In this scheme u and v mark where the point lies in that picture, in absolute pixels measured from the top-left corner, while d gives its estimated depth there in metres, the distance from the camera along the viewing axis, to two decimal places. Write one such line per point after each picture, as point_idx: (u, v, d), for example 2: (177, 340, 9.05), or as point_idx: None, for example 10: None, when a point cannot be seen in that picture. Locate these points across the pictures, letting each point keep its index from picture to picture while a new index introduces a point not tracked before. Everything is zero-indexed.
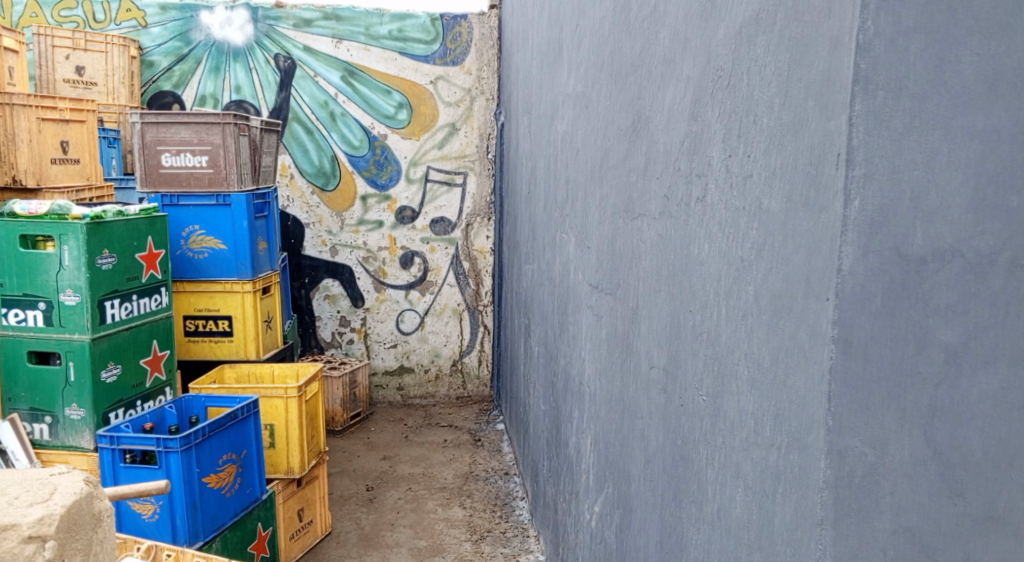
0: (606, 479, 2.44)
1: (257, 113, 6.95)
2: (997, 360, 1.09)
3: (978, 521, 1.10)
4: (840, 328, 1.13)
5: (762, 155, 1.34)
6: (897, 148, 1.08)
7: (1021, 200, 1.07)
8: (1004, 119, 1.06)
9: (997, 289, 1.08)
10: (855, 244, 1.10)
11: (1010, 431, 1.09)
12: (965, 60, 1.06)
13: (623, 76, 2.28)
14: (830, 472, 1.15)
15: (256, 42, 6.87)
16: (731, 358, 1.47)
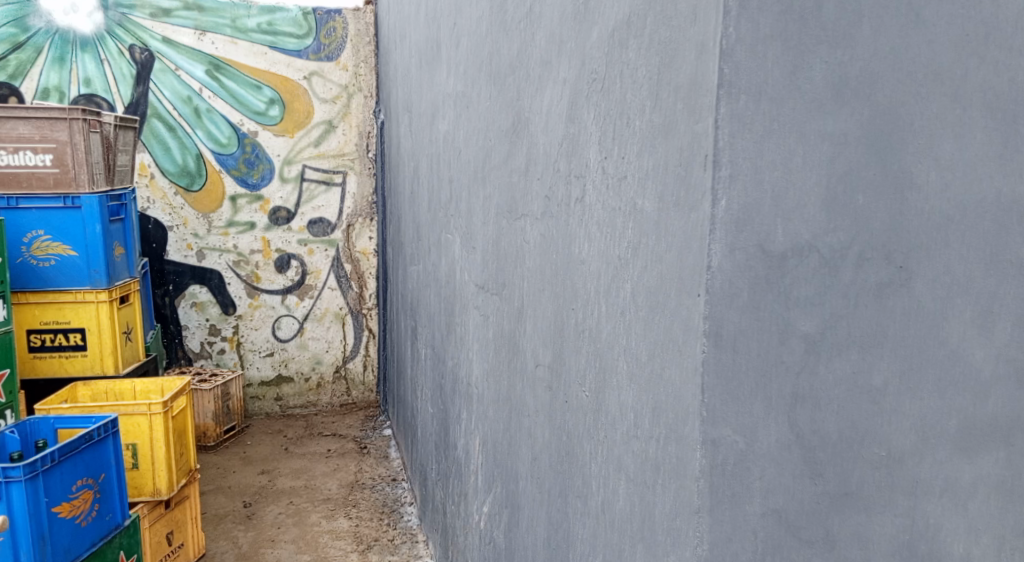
0: (494, 479, 2.45)
1: (110, 109, 6.52)
2: (848, 349, 1.21)
3: (835, 498, 1.24)
4: (711, 322, 1.16)
5: (635, 156, 1.37)
6: (759, 149, 1.13)
7: (862, 201, 1.19)
8: (849, 125, 1.16)
9: (847, 283, 1.20)
10: (723, 241, 1.14)
11: (859, 412, 1.23)
12: (815, 67, 1.13)
13: (502, 77, 2.29)
14: (704, 461, 1.18)
15: (107, 32, 6.43)
16: (611, 354, 1.49)
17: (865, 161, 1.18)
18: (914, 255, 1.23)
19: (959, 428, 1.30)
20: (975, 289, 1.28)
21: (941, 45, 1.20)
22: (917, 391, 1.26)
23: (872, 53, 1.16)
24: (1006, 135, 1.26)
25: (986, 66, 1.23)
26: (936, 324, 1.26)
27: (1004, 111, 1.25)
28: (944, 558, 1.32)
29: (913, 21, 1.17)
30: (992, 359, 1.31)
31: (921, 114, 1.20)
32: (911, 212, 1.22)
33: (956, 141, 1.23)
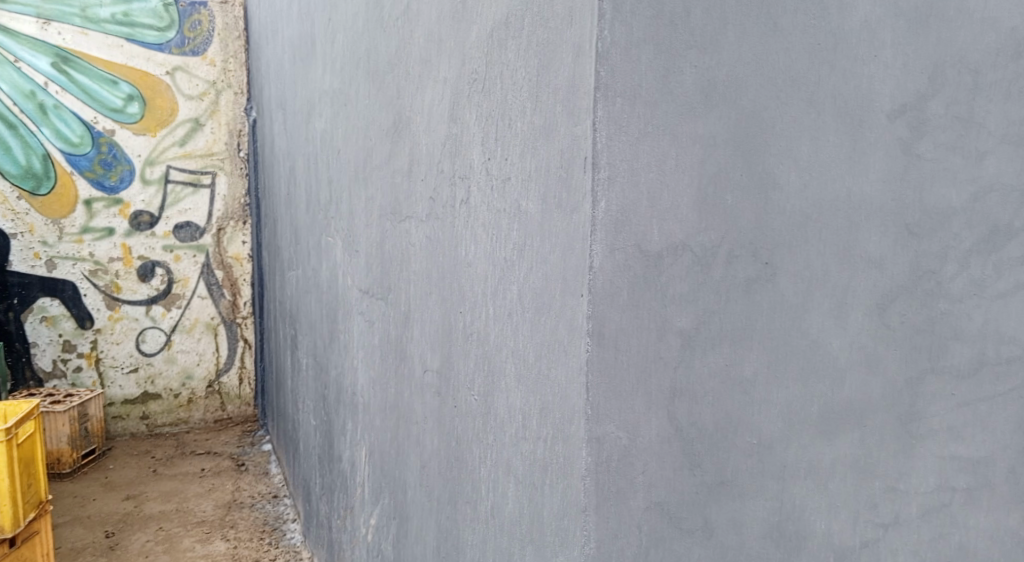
0: (382, 491, 2.38)
1: None
2: (721, 343, 1.25)
3: (712, 486, 1.28)
4: (594, 322, 1.15)
5: (519, 157, 1.35)
6: (635, 151, 1.13)
7: (730, 201, 1.22)
8: (717, 127, 1.19)
9: (718, 280, 1.23)
10: (603, 242, 1.13)
11: (732, 402, 1.28)
12: (685, 71, 1.15)
13: (381, 75, 2.23)
14: (590, 459, 1.17)
15: None
16: (500, 357, 1.46)
17: (733, 162, 1.21)
18: (779, 251, 1.28)
19: (819, 413, 1.37)
20: (831, 281, 1.34)
21: (797, 53, 1.24)
22: (782, 380, 1.32)
23: (736, 59, 1.19)
24: (854, 138, 1.32)
25: (836, 74, 1.29)
26: (800, 317, 1.32)
27: (852, 117, 1.31)
28: (808, 538, 1.40)
29: (772, 30, 1.21)
30: (848, 347, 1.38)
31: (782, 118, 1.25)
32: (775, 211, 1.27)
33: (813, 144, 1.28)
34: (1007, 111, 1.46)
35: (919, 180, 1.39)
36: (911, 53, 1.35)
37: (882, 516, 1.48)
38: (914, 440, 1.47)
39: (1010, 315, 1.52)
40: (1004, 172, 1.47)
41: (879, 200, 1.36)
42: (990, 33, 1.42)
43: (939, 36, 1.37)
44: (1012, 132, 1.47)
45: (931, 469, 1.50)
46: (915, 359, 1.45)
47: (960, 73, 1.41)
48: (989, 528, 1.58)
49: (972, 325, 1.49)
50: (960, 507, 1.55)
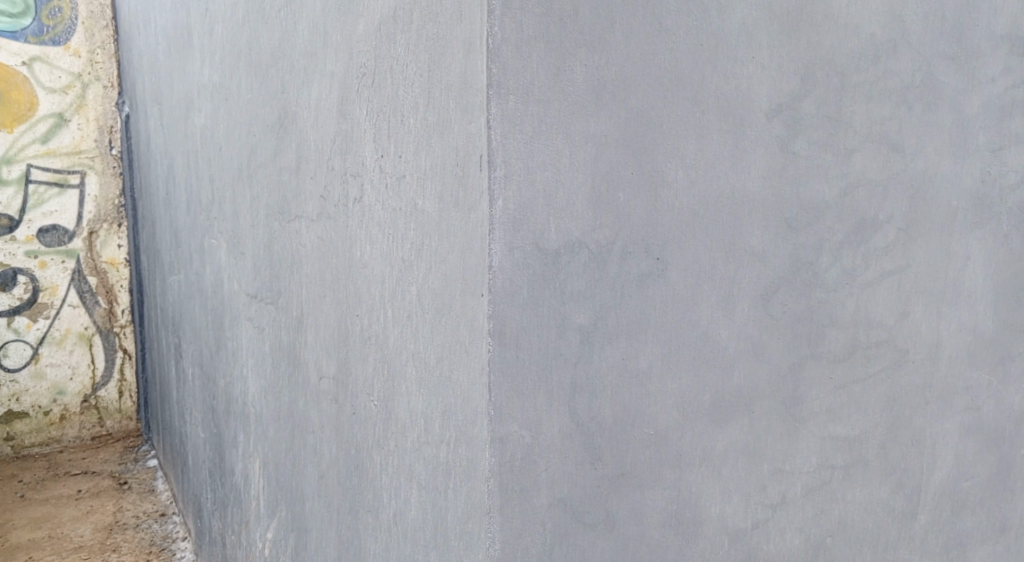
0: (278, 503, 2.29)
1: None
2: (618, 338, 1.26)
3: (613, 478, 1.29)
4: (495, 322, 1.13)
5: (414, 155, 1.31)
6: (530, 150, 1.12)
7: (623, 198, 1.24)
8: (608, 126, 1.20)
9: (614, 276, 1.24)
10: (501, 241, 1.11)
11: (630, 396, 1.30)
12: (575, 70, 1.14)
13: (264, 69, 2.14)
14: (494, 460, 1.14)
15: None
16: (399, 360, 1.42)
17: (624, 160, 1.23)
18: (670, 247, 1.31)
19: (711, 403, 1.41)
20: (719, 275, 1.38)
21: (681, 54, 1.26)
22: (676, 371, 1.35)
23: (625, 58, 1.19)
24: (737, 136, 1.36)
25: (718, 74, 1.32)
26: (690, 310, 1.35)
27: (735, 115, 1.35)
28: (704, 523, 1.44)
29: (658, 29, 1.23)
30: (735, 337, 1.42)
31: (668, 117, 1.27)
32: (664, 207, 1.29)
33: (698, 142, 1.31)
34: (869, 111, 1.55)
35: (795, 176, 1.45)
36: (786, 55, 1.40)
37: (771, 497, 1.53)
38: (797, 422, 1.54)
39: (877, 302, 1.63)
40: (869, 169, 1.57)
41: (760, 196, 1.41)
42: (855, 36, 1.49)
43: (810, 39, 1.43)
44: (874, 132, 1.56)
45: (813, 449, 1.58)
46: (796, 346, 1.52)
47: (828, 74, 1.47)
48: (862, 500, 1.69)
49: (845, 312, 1.58)
50: (838, 483, 1.64)
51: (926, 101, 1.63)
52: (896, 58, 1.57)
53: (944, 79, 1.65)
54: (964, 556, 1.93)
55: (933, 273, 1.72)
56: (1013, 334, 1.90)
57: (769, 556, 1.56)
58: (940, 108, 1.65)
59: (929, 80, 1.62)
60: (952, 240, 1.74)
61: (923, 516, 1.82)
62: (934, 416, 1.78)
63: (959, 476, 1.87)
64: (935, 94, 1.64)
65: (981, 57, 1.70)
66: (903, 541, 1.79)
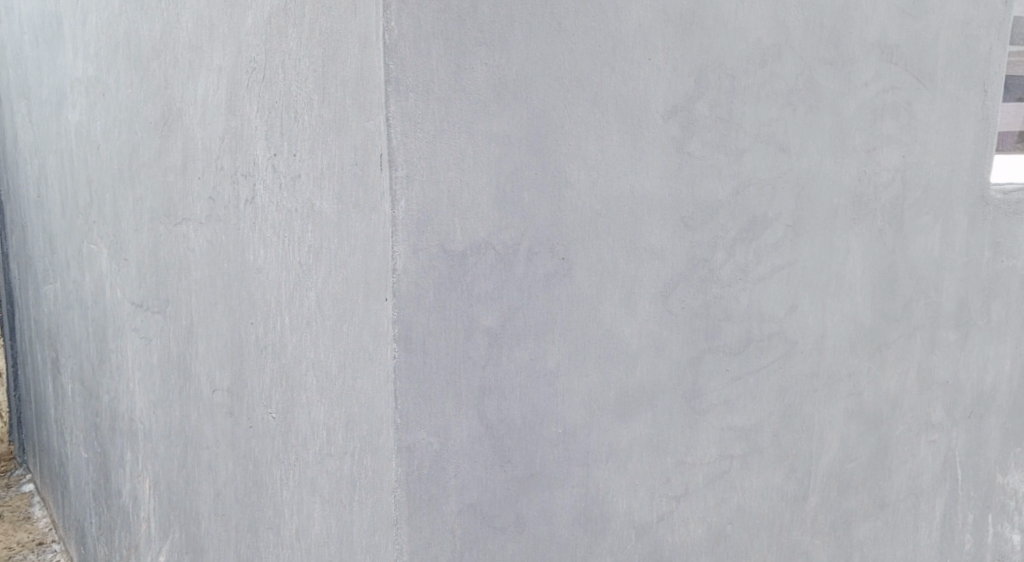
0: (171, 523, 2.16)
1: None
2: (525, 338, 1.26)
3: (523, 480, 1.28)
4: (400, 327, 1.09)
5: (308, 155, 1.24)
6: (432, 149, 1.09)
7: (527, 199, 1.23)
8: (510, 126, 1.19)
9: (520, 276, 1.24)
10: (405, 242, 1.08)
11: (538, 396, 1.29)
12: (476, 68, 1.13)
13: (144, 62, 2.02)
14: (401, 470, 1.10)
15: None
16: (296, 370, 1.35)
17: (526, 161, 1.22)
18: (574, 247, 1.31)
19: (617, 398, 1.42)
20: (621, 273, 1.39)
21: (580, 55, 1.27)
22: (581, 368, 1.35)
23: (524, 57, 1.19)
24: (635, 137, 1.38)
25: (616, 75, 1.33)
26: (594, 308, 1.36)
27: (633, 116, 1.37)
28: (611, 519, 1.45)
29: (556, 30, 1.22)
30: (637, 334, 1.44)
31: (569, 117, 1.27)
32: (567, 208, 1.29)
33: (598, 143, 1.32)
34: (758, 113, 1.60)
35: (690, 176, 1.49)
36: (679, 58, 1.43)
37: (674, 489, 1.56)
38: (697, 414, 1.58)
39: (768, 296, 1.69)
40: (759, 169, 1.62)
41: (659, 195, 1.44)
42: (744, 41, 1.54)
43: (701, 43, 1.47)
44: (762, 133, 1.61)
45: (713, 440, 1.62)
46: (694, 341, 1.55)
47: (720, 77, 1.51)
48: (759, 487, 1.75)
49: (739, 306, 1.63)
50: (737, 471, 1.69)
51: (808, 103, 1.70)
52: (781, 62, 1.62)
53: (823, 83, 1.72)
54: (851, 534, 2.03)
55: (817, 268, 1.80)
56: (887, 322, 2.02)
57: (673, 547, 1.59)
58: (820, 110, 1.73)
59: (810, 84, 1.70)
60: (833, 235, 1.83)
61: (813, 498, 1.90)
62: (820, 403, 1.87)
63: (844, 458, 1.97)
64: (816, 97, 1.71)
65: (856, 63, 1.79)
66: (796, 524, 1.86)
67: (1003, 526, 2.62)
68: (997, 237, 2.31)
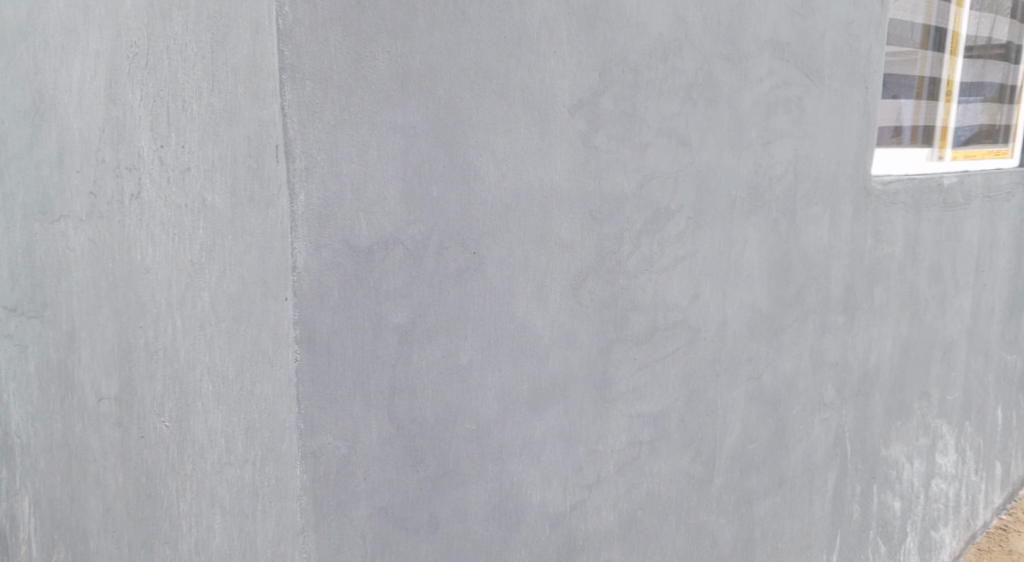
0: (55, 543, 2.02)
1: None
2: (436, 335, 1.23)
3: (436, 479, 1.25)
4: (302, 327, 1.04)
5: (199, 146, 1.16)
6: (332, 141, 1.05)
7: (436, 192, 1.20)
8: (415, 117, 1.16)
9: (430, 272, 1.21)
10: (305, 238, 1.03)
11: (450, 393, 1.26)
12: (378, 57, 1.09)
13: (10, 45, 1.86)
14: (305, 476, 1.05)
15: None
16: (191, 377, 1.26)
17: (433, 153, 1.19)
18: (485, 240, 1.29)
19: (530, 392, 1.41)
20: (531, 267, 1.38)
21: (485, 45, 1.24)
22: (494, 364, 1.33)
23: (427, 47, 1.16)
24: (542, 130, 1.36)
25: (522, 67, 1.31)
26: (506, 302, 1.34)
27: (539, 109, 1.35)
28: (525, 513, 1.44)
29: (460, 19, 1.20)
30: (549, 326, 1.43)
31: (476, 109, 1.24)
32: (477, 201, 1.27)
33: (506, 136, 1.30)
34: (660, 106, 1.61)
35: (597, 169, 1.49)
36: (584, 51, 1.43)
37: (586, 478, 1.57)
38: (606, 404, 1.59)
39: (672, 286, 1.72)
40: (662, 162, 1.64)
41: (567, 188, 1.43)
42: (645, 35, 1.55)
43: (604, 36, 1.46)
44: (664, 127, 1.63)
45: (622, 428, 1.63)
46: (604, 332, 1.56)
47: (623, 71, 1.52)
48: (666, 472, 1.78)
49: (645, 296, 1.65)
50: (646, 457, 1.71)
51: (707, 98, 1.73)
52: (681, 57, 1.64)
53: (721, 78, 1.76)
54: (753, 512, 2.10)
55: (719, 257, 1.85)
56: (783, 309, 2.10)
57: (587, 537, 1.59)
58: (718, 105, 1.76)
59: (709, 79, 1.73)
60: (733, 226, 1.88)
61: (718, 480, 1.95)
62: (723, 388, 1.92)
63: (746, 440, 2.04)
64: (715, 91, 1.75)
65: (751, 59, 1.84)
66: (702, 506, 1.91)
67: (887, 496, 2.79)
68: (879, 225, 2.45)
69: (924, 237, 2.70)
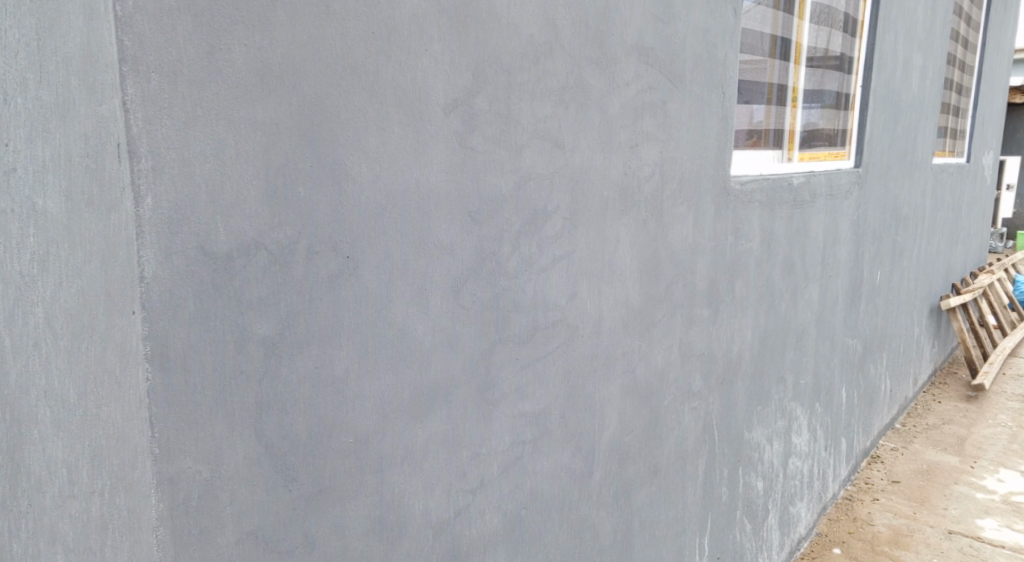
0: None
1: None
2: (308, 345, 1.17)
3: (311, 497, 1.19)
4: (153, 343, 0.97)
5: (26, 143, 0.81)
6: (183, 138, 0.98)
7: (303, 193, 1.14)
8: (279, 114, 1.09)
9: (299, 279, 1.14)
10: (154, 246, 0.96)
11: (325, 406, 1.20)
12: (233, 49, 1.03)
13: None
14: (162, 505, 0.99)
15: None
16: (17, 455, 0.82)
17: (299, 153, 1.12)
18: (358, 245, 1.23)
19: (411, 398, 1.37)
20: (410, 270, 1.34)
21: (352, 40, 1.19)
22: (372, 372, 1.28)
23: (290, 40, 1.09)
24: (416, 129, 1.32)
25: (393, 65, 1.26)
26: (383, 308, 1.29)
27: (412, 108, 1.31)
28: (408, 523, 1.39)
29: (324, 12, 1.14)
30: (430, 331, 1.39)
31: (345, 106, 1.19)
32: (349, 203, 1.21)
33: (378, 135, 1.25)
34: (534, 110, 1.61)
35: (474, 170, 1.46)
36: (455, 50, 1.39)
37: (470, 482, 1.54)
38: (489, 406, 1.56)
39: (550, 286, 1.72)
40: (537, 164, 1.64)
41: (444, 190, 1.40)
42: (517, 37, 1.54)
43: (476, 36, 1.44)
44: (538, 129, 1.63)
45: (505, 429, 1.62)
46: (485, 334, 1.53)
47: (496, 73, 1.50)
48: (550, 470, 1.78)
49: (525, 297, 1.64)
50: (528, 457, 1.70)
51: (578, 101, 1.74)
52: (552, 60, 1.64)
53: (591, 82, 1.78)
54: (631, 502, 2.15)
55: (593, 256, 1.86)
56: (654, 304, 2.15)
57: (471, 541, 1.56)
58: (589, 108, 1.78)
59: (579, 83, 1.74)
60: (606, 226, 1.90)
61: (597, 473, 1.97)
62: (600, 383, 1.95)
63: (623, 433, 2.07)
64: (585, 95, 1.76)
65: (618, 63, 1.87)
66: (584, 500, 1.93)
67: (751, 477, 2.93)
68: (738, 223, 2.56)
69: (778, 233, 2.87)
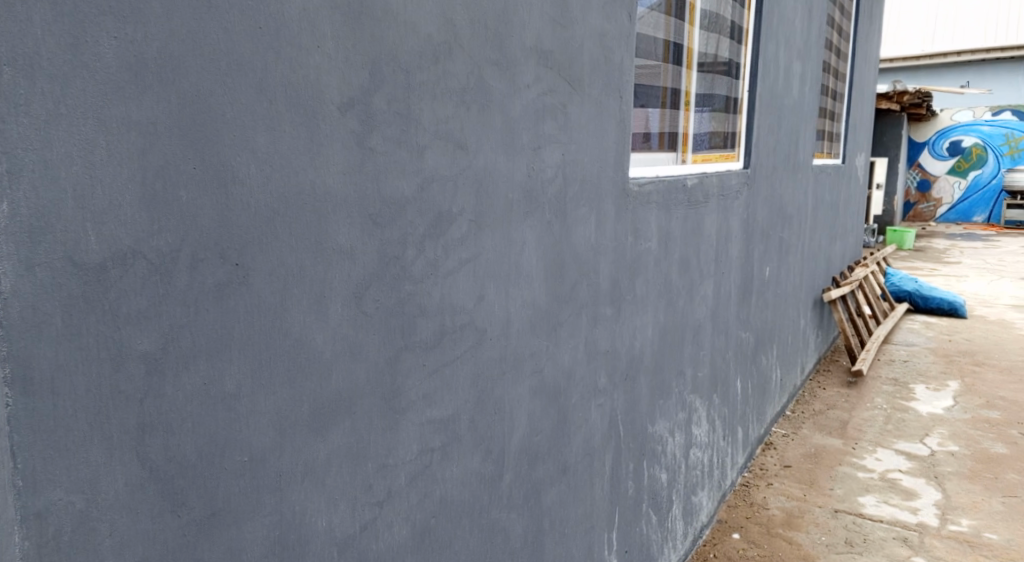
0: None
1: None
2: (195, 360, 1.09)
3: (201, 522, 1.11)
4: (14, 365, 0.88)
5: None
6: (45, 139, 0.90)
7: (185, 197, 1.06)
8: (155, 112, 1.01)
9: (183, 289, 1.07)
10: (11, 258, 0.87)
11: (215, 424, 1.13)
12: (101, 42, 0.94)
13: None
14: (28, 543, 0.90)
15: None
16: None
17: (180, 154, 1.05)
18: (248, 251, 1.16)
19: (311, 411, 1.30)
20: (307, 277, 1.27)
21: (236, 35, 1.12)
22: (267, 387, 1.21)
23: (166, 34, 1.02)
24: (310, 129, 1.26)
25: (283, 62, 1.20)
26: (278, 317, 1.22)
27: (305, 107, 1.25)
28: (311, 541, 1.32)
29: (204, 5, 1.06)
30: (330, 340, 1.33)
31: (230, 105, 1.11)
32: (237, 206, 1.14)
33: (268, 135, 1.18)
34: (434, 110, 1.57)
35: (374, 172, 1.41)
36: (350, 48, 1.34)
37: (376, 494, 1.48)
38: (395, 415, 1.52)
39: (456, 289, 1.69)
40: (440, 165, 1.60)
41: (343, 192, 1.34)
42: (414, 37, 1.50)
43: (372, 34, 1.39)
44: (439, 130, 1.59)
45: (413, 437, 1.57)
46: (390, 341, 1.49)
47: (394, 71, 1.45)
48: (458, 476, 1.74)
49: (431, 301, 1.60)
50: (437, 465, 1.66)
51: (479, 102, 1.72)
52: (451, 60, 1.61)
53: (492, 83, 1.76)
54: (541, 502, 2.14)
55: (500, 259, 1.84)
56: (559, 305, 2.15)
57: (379, 554, 1.51)
58: (490, 109, 1.75)
59: (480, 83, 1.71)
60: (510, 228, 1.88)
61: (507, 476, 1.95)
62: (509, 385, 1.93)
63: (532, 434, 2.06)
64: (486, 96, 1.74)
65: (518, 64, 1.85)
66: (494, 504, 1.90)
67: (655, 470, 2.99)
68: (637, 223, 2.60)
69: (674, 232, 2.93)
